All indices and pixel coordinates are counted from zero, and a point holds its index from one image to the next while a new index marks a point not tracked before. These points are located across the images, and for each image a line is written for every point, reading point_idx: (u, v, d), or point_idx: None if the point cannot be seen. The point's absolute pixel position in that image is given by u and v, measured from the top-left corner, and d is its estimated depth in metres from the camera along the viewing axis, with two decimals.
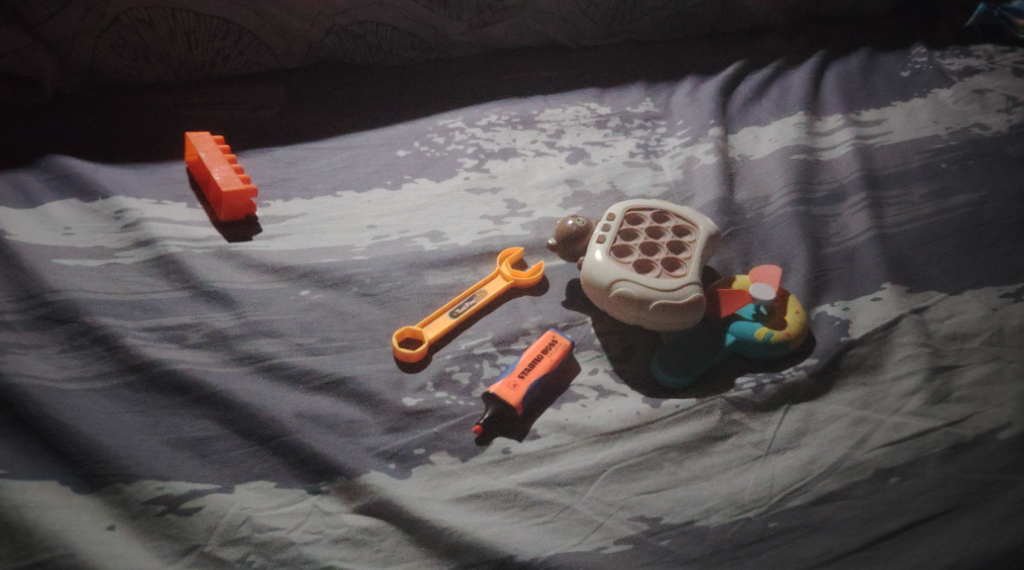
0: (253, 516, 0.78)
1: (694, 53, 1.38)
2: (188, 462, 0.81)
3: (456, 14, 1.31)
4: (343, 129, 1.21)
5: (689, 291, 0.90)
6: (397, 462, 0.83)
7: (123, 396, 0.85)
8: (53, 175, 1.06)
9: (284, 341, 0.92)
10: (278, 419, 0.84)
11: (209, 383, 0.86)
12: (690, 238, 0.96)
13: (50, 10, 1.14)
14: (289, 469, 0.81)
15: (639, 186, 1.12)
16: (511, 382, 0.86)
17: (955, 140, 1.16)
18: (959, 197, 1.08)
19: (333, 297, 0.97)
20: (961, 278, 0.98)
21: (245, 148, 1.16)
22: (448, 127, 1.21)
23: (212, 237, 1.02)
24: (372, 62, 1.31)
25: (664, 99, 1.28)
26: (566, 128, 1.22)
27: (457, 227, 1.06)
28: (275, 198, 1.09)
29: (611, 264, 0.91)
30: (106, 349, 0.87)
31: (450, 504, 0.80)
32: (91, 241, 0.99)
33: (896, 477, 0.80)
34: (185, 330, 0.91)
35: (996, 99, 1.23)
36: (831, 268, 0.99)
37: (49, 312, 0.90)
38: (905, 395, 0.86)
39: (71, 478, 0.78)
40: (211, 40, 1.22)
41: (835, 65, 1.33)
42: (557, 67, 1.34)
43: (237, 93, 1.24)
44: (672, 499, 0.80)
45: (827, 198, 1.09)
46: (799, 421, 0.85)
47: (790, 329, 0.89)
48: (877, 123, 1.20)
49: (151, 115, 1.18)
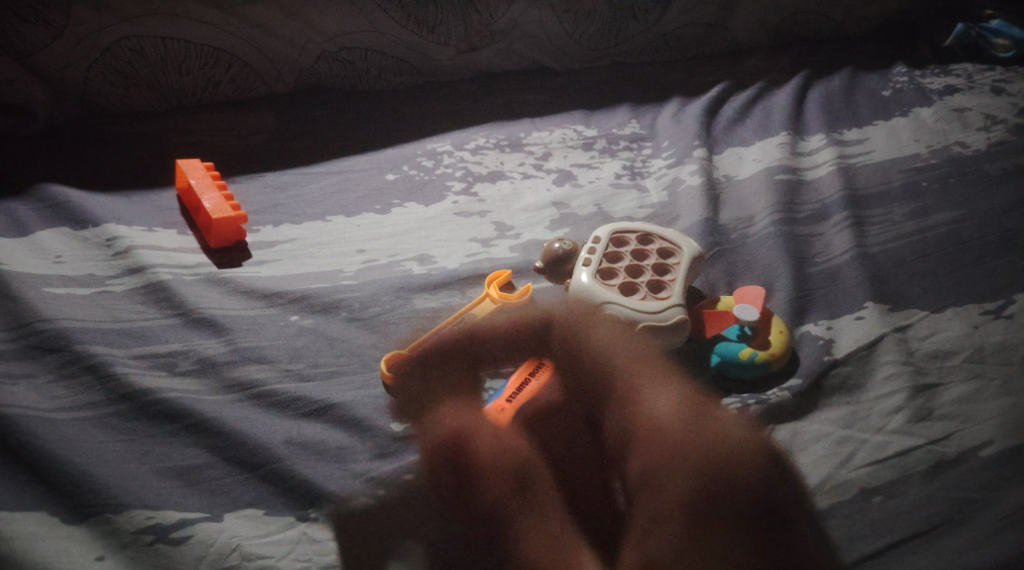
0: (242, 544, 0.79)
1: (679, 75, 1.39)
2: (177, 490, 0.82)
3: (443, 40, 1.32)
4: (332, 154, 1.22)
5: (673, 312, 0.91)
6: (386, 488, 0.83)
7: (113, 424, 0.86)
8: (44, 205, 1.07)
9: (274, 367, 0.93)
10: (268, 445, 0.85)
11: (199, 411, 0.87)
12: (673, 259, 0.97)
13: (43, 40, 1.15)
14: (279, 496, 0.82)
15: (626, 207, 1.13)
16: (500, 406, 0.86)
17: (936, 159, 1.18)
18: (940, 214, 1.09)
19: (322, 322, 0.98)
20: (943, 296, 0.99)
21: (235, 174, 1.17)
22: (437, 152, 1.23)
23: (202, 264, 1.03)
24: (360, 87, 1.33)
25: (650, 120, 1.30)
26: (553, 150, 1.24)
27: (445, 251, 1.07)
28: (265, 224, 1.10)
29: (596, 287, 0.93)
30: (96, 378, 0.88)
31: (439, 529, 0.80)
32: (82, 270, 0.99)
33: (880, 497, 0.81)
34: (175, 357, 0.92)
35: (976, 117, 1.25)
36: (815, 288, 1.01)
37: (40, 341, 0.90)
38: (888, 413, 0.87)
39: (61, 509, 0.79)
40: (202, 68, 1.24)
41: (819, 85, 1.34)
42: (544, 90, 1.36)
43: (227, 118, 1.25)
44: None
45: (810, 218, 1.10)
46: (784, 440, 0.86)
47: (774, 349, 0.90)
48: (860, 142, 1.22)
49: (141, 141, 1.19)
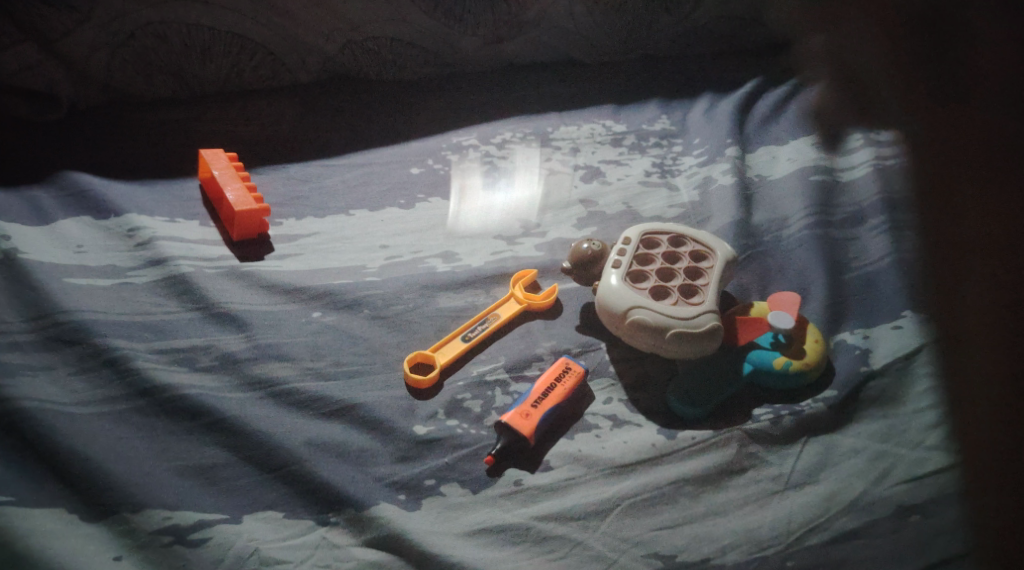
0: (261, 548, 0.77)
1: (711, 70, 1.36)
2: (196, 490, 0.80)
3: (471, 30, 1.29)
4: (357, 145, 1.20)
5: (705, 319, 0.88)
6: (407, 493, 0.82)
7: (132, 421, 0.84)
8: (66, 192, 1.05)
9: (294, 365, 0.91)
10: (286, 445, 0.84)
11: (220, 409, 0.85)
12: (707, 263, 0.94)
13: (68, 26, 1.14)
14: (299, 499, 0.81)
15: (655, 207, 1.10)
16: (524, 411, 0.85)
17: (976, 162, 1.14)
18: (980, 221, 1.06)
19: (344, 319, 0.96)
20: (984, 307, 0.96)
21: (259, 165, 1.15)
22: (463, 145, 1.21)
23: (224, 257, 1.02)
24: (386, 77, 1.30)
25: (681, 116, 1.26)
26: (581, 146, 1.21)
27: (470, 248, 1.05)
28: (287, 217, 1.08)
29: (626, 291, 0.90)
30: (116, 372, 0.87)
31: (461, 538, 0.79)
32: (103, 260, 0.98)
33: (918, 515, 0.79)
34: (195, 352, 0.91)
35: (1018, 119, 1.21)
36: (850, 295, 0.98)
37: (59, 333, 0.89)
38: (924, 428, 0.85)
39: (78, 506, 0.77)
40: (226, 55, 1.21)
41: (855, 82, 1.31)
42: (573, 84, 1.33)
43: (251, 108, 1.23)
44: (687, 535, 0.79)
45: (845, 221, 1.07)
46: (817, 453, 0.84)
47: (809, 359, 0.88)
48: (897, 143, 1.18)
49: (164, 129, 1.17)
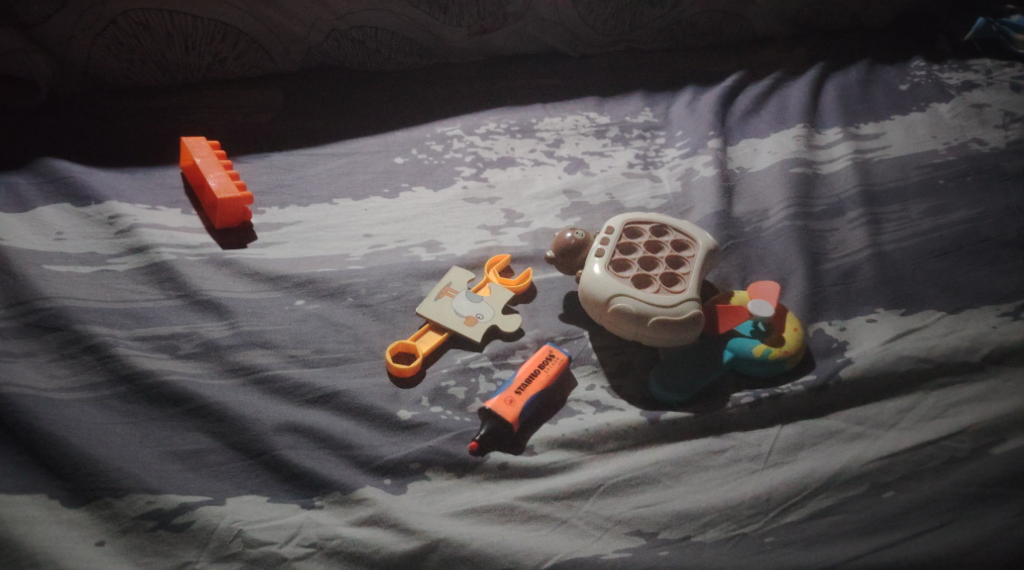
0: (244, 530, 0.77)
1: (694, 64, 1.36)
2: (180, 473, 0.80)
3: (455, 21, 1.29)
4: (340, 135, 1.20)
5: (687, 307, 0.89)
6: (392, 477, 0.82)
7: (114, 407, 0.84)
8: (47, 179, 1.04)
9: (277, 352, 0.91)
10: (269, 431, 0.84)
11: (202, 395, 0.85)
12: (689, 253, 0.95)
13: (46, 11, 1.13)
14: (282, 484, 0.81)
15: (638, 198, 1.11)
16: (508, 398, 0.85)
17: (953, 156, 1.16)
18: (956, 213, 1.08)
19: (328, 307, 0.96)
20: (960, 296, 0.97)
21: (243, 154, 1.15)
22: (447, 135, 1.21)
23: (207, 244, 1.01)
24: (370, 67, 1.30)
25: (664, 109, 1.27)
26: (564, 137, 1.22)
27: (454, 238, 1.05)
28: (271, 206, 1.08)
29: (609, 279, 0.91)
30: (98, 359, 0.86)
31: (446, 518, 0.79)
32: (83, 247, 0.97)
33: (891, 492, 0.80)
34: (177, 339, 0.90)
35: (994, 114, 1.22)
36: (829, 285, 0.99)
37: (39, 319, 0.89)
38: (900, 411, 0.86)
39: (61, 492, 0.78)
40: (208, 44, 1.21)
41: (835, 76, 1.32)
42: (557, 75, 1.33)
43: (235, 97, 1.23)
44: (669, 512, 0.80)
45: (825, 212, 1.08)
46: (796, 434, 0.85)
47: (788, 346, 0.89)
48: (876, 136, 1.20)
49: (146, 117, 1.17)
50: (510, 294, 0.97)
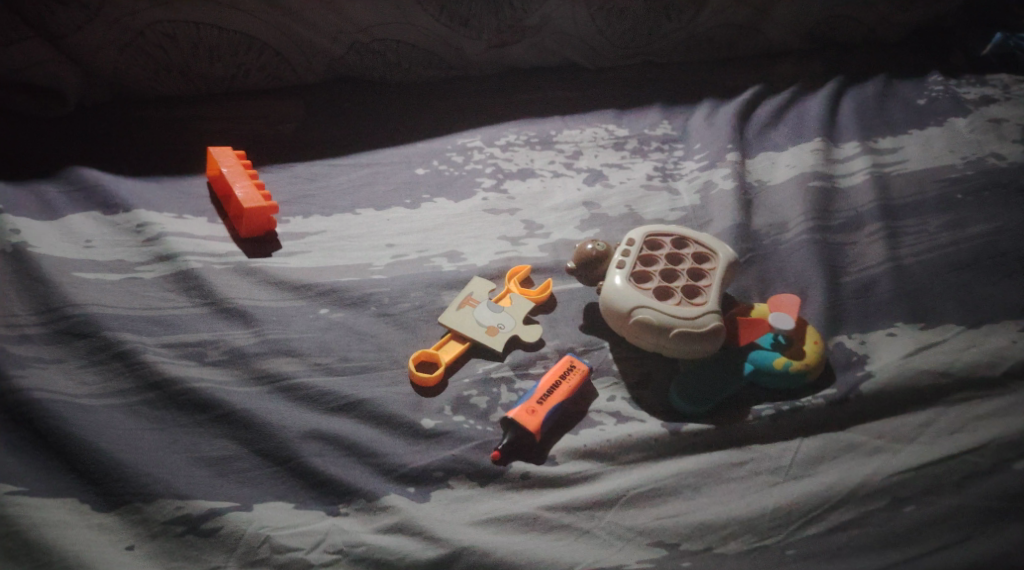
0: (271, 536, 0.79)
1: (711, 77, 1.37)
2: (208, 480, 0.82)
3: (476, 34, 1.31)
4: (362, 146, 1.21)
5: (708, 319, 0.89)
6: (416, 486, 0.84)
7: (144, 413, 0.85)
8: (76, 188, 1.06)
9: (302, 360, 0.92)
10: (293, 439, 0.85)
11: (229, 402, 0.86)
12: (709, 265, 0.96)
13: (77, 22, 1.14)
14: (307, 491, 0.82)
15: (657, 210, 1.12)
16: (529, 408, 0.86)
17: (971, 170, 1.16)
18: (975, 227, 1.08)
19: (351, 316, 0.97)
20: (978, 311, 0.98)
21: (267, 164, 1.17)
22: (467, 146, 1.22)
23: (233, 252, 1.03)
24: (390, 79, 1.31)
25: (681, 121, 1.28)
26: (583, 149, 1.23)
27: (475, 248, 1.07)
28: (294, 215, 1.10)
29: (630, 290, 0.92)
30: (126, 366, 0.88)
31: (470, 526, 0.80)
32: (112, 255, 0.99)
33: (911, 506, 0.81)
34: (204, 347, 0.92)
35: (1012, 128, 1.23)
36: (848, 299, 1.00)
37: (69, 326, 0.90)
38: (919, 425, 0.87)
39: (91, 496, 0.79)
40: (233, 55, 1.22)
41: (852, 90, 1.33)
42: (575, 88, 1.35)
43: (258, 108, 1.25)
44: (691, 523, 0.80)
45: (843, 226, 1.09)
46: (816, 447, 0.86)
47: (809, 359, 0.89)
48: (894, 150, 1.20)
49: (172, 127, 1.19)
50: (531, 304, 0.98)
